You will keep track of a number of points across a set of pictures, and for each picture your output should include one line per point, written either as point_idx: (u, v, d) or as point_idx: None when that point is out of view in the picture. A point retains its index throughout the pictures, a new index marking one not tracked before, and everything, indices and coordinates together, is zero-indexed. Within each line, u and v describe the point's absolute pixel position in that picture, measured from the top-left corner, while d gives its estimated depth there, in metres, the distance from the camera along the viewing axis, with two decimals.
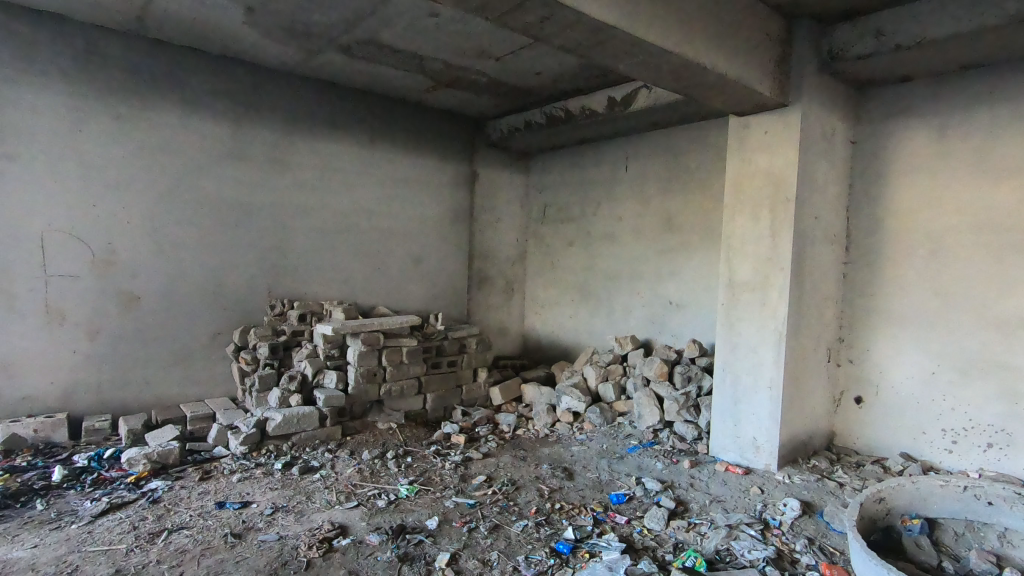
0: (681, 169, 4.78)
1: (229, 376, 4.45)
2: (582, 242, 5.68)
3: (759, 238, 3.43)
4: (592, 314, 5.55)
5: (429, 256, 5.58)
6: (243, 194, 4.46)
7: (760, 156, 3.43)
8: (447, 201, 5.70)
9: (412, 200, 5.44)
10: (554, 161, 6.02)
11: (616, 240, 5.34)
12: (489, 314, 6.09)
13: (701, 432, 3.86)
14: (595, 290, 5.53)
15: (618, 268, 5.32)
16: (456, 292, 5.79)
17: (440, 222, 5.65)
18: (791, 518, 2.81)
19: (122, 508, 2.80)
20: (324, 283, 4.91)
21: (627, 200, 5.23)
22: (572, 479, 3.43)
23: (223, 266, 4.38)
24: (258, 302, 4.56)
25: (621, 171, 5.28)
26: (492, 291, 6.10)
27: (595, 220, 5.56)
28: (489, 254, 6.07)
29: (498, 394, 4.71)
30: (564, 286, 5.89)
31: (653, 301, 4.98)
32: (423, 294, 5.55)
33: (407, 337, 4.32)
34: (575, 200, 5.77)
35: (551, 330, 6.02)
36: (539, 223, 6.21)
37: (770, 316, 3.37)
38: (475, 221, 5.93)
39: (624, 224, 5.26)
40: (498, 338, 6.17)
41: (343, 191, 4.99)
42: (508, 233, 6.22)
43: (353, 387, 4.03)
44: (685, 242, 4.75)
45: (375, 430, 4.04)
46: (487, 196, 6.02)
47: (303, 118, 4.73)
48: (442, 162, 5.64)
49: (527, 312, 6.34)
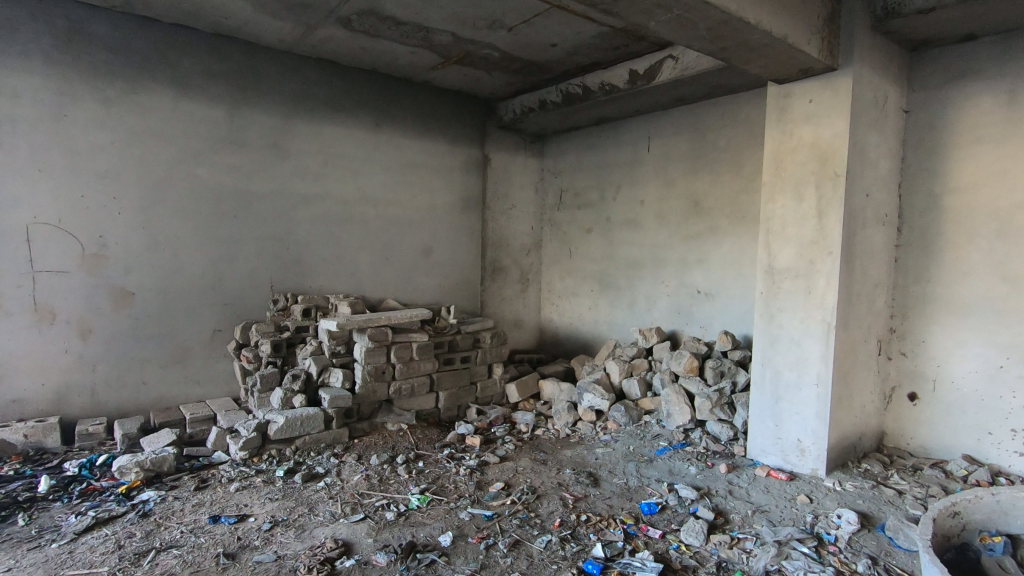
0: (709, 147, 4.42)
1: (232, 375, 4.22)
2: (602, 229, 5.36)
3: (803, 220, 3.09)
4: (613, 304, 5.25)
5: (439, 246, 5.30)
6: (242, 183, 4.21)
7: (804, 128, 3.08)
8: (457, 187, 5.40)
9: (421, 187, 5.15)
10: (570, 143, 5.69)
11: (638, 226, 5.00)
12: (504, 306, 5.80)
13: (737, 432, 3.55)
14: (616, 280, 5.21)
15: (640, 255, 5.00)
16: (468, 284, 5.51)
17: (451, 211, 5.36)
18: (849, 533, 2.50)
19: (108, 523, 2.57)
20: (330, 276, 4.66)
21: (650, 182, 4.89)
22: (598, 485, 3.14)
23: (222, 259, 4.14)
24: (260, 297, 4.32)
25: (643, 152, 4.93)
26: (506, 282, 5.81)
27: (615, 205, 5.22)
28: (503, 243, 5.77)
29: (515, 391, 4.44)
30: (582, 275, 5.58)
31: (679, 291, 4.65)
32: (434, 286, 5.28)
33: (418, 332, 4.05)
34: (593, 184, 5.44)
35: (569, 323, 5.72)
36: (555, 210, 5.90)
37: (817, 306, 3.03)
38: (488, 209, 5.63)
39: (647, 209, 4.92)
40: (514, 331, 5.89)
41: (347, 178, 4.72)
42: (523, 221, 5.91)
43: (360, 387, 3.78)
44: (714, 227, 4.40)
45: (384, 432, 3.79)
46: (500, 182, 5.71)
47: (304, 101, 4.45)
48: (452, 147, 5.34)
49: (544, 303, 6.04)
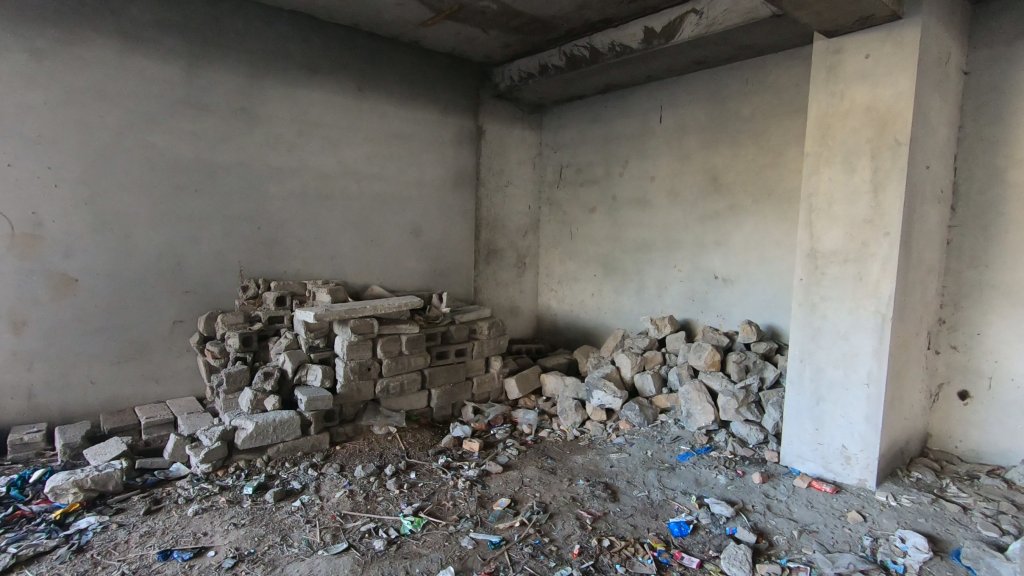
0: (731, 117, 3.99)
1: (196, 372, 3.74)
2: (607, 208, 4.92)
3: (854, 196, 2.68)
4: (618, 290, 4.83)
5: (430, 227, 4.82)
6: (203, 153, 3.67)
7: (859, 89, 2.65)
8: (449, 162, 4.90)
9: (409, 161, 4.65)
10: (572, 114, 5.21)
11: (648, 206, 4.57)
12: (499, 292, 5.36)
13: (768, 435, 3.18)
14: (622, 264, 4.80)
15: (650, 237, 4.57)
16: (461, 269, 5.05)
17: (442, 188, 4.87)
18: (920, 564, 2.15)
19: (32, 564, 2.11)
20: (308, 260, 4.16)
21: (663, 157, 4.44)
22: (617, 500, 2.75)
23: (182, 240, 3.62)
24: (227, 284, 3.81)
25: (655, 123, 4.48)
26: (502, 266, 5.36)
27: (622, 183, 4.78)
28: (498, 224, 5.30)
29: (515, 386, 4.01)
30: (585, 259, 5.15)
31: (694, 276, 4.25)
32: (423, 271, 4.81)
33: (408, 324, 3.59)
34: (598, 160, 4.98)
35: (570, 310, 5.31)
36: (555, 187, 5.43)
37: (869, 295, 2.64)
38: (482, 186, 5.15)
39: (658, 186, 4.49)
40: (510, 319, 5.46)
41: (326, 148, 4.20)
42: (520, 199, 5.45)
43: (342, 386, 3.32)
44: (735, 205, 3.99)
45: (370, 436, 3.35)
46: (495, 157, 5.23)
47: (275, 60, 3.91)
48: (443, 116, 4.82)
49: (542, 289, 5.61)
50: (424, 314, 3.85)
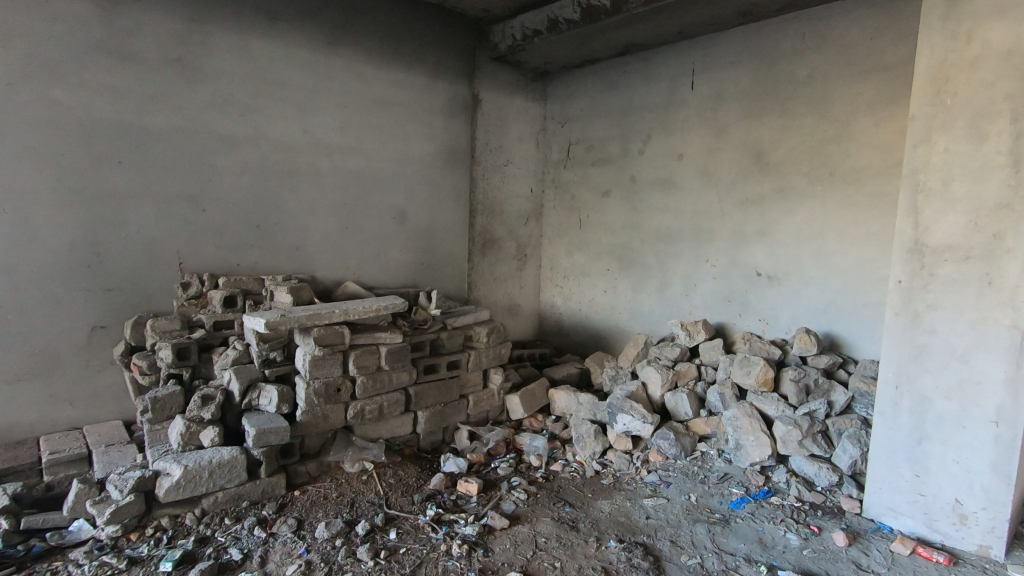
0: (782, 80, 3.29)
1: (123, 390, 3.00)
2: (624, 192, 4.22)
3: (984, 172, 2.00)
4: (636, 287, 4.16)
5: (416, 212, 4.09)
6: (128, 115, 2.90)
7: (995, 28, 1.96)
8: (439, 135, 4.17)
9: (391, 133, 3.91)
10: (583, 82, 4.48)
11: (674, 189, 3.88)
12: (496, 288, 4.66)
13: (841, 476, 2.53)
14: (641, 256, 4.12)
15: (677, 226, 3.88)
16: (453, 262, 4.34)
17: (430, 166, 4.14)
18: None
19: None
20: (267, 250, 3.43)
21: (693, 131, 3.75)
22: (662, 572, 2.08)
23: (101, 225, 2.86)
24: (163, 280, 3.06)
25: (685, 90, 3.78)
26: (500, 258, 4.65)
27: (642, 162, 4.08)
28: (496, 210, 4.59)
29: (519, 405, 3.33)
30: (596, 251, 4.46)
31: (731, 272, 3.59)
32: (408, 263, 4.09)
33: (388, 332, 2.88)
34: (613, 135, 4.27)
35: (578, 309, 4.63)
36: (561, 167, 4.72)
37: (1002, 305, 1.98)
38: (478, 165, 4.43)
39: (687, 166, 3.79)
40: (509, 319, 4.77)
41: (289, 115, 3.44)
42: (521, 181, 4.73)
43: (303, 413, 2.61)
44: (785, 188, 3.31)
45: (339, 476, 2.64)
46: (493, 131, 4.49)
47: (223, 1, 3.13)
48: (432, 80, 4.07)
49: (545, 284, 4.92)
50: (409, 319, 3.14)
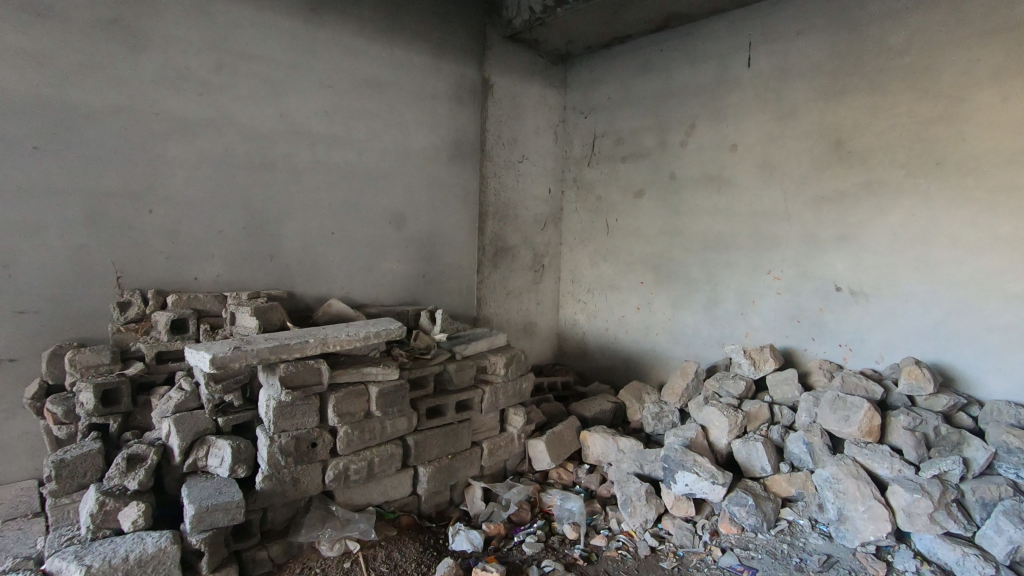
0: (868, 51, 2.68)
1: (38, 441, 2.33)
2: (661, 191, 3.58)
3: None
4: (678, 304, 3.52)
5: (417, 216, 3.46)
6: (47, 89, 2.26)
7: None
8: (443, 125, 3.54)
9: (387, 122, 3.28)
10: (610, 65, 3.87)
11: (725, 186, 3.25)
12: (510, 304, 4.00)
13: (997, 566, 1.87)
14: (684, 267, 3.48)
15: (729, 231, 3.24)
16: (460, 274, 3.70)
17: (433, 161, 3.51)
18: None
19: None
20: (234, 262, 2.78)
21: (750, 117, 3.12)
22: None
23: (8, 230, 2.21)
24: (94, 301, 2.40)
25: (739, 69, 3.16)
26: (514, 270, 4.01)
27: (684, 156, 3.45)
28: (510, 213, 3.94)
29: (545, 453, 2.66)
30: (628, 261, 3.81)
31: (801, 286, 2.95)
32: (407, 276, 3.44)
33: (379, 366, 2.21)
34: (648, 125, 3.65)
35: (605, 328, 3.98)
36: (584, 164, 4.09)
37: None
38: (489, 161, 3.80)
39: (743, 159, 3.16)
40: (524, 340, 4.11)
41: (262, 95, 2.81)
42: (538, 180, 4.09)
43: (264, 480, 1.94)
44: (874, 182, 2.68)
45: (314, 564, 1.98)
46: (506, 122, 3.87)
47: None
48: (436, 60, 3.45)
49: (565, 300, 4.28)
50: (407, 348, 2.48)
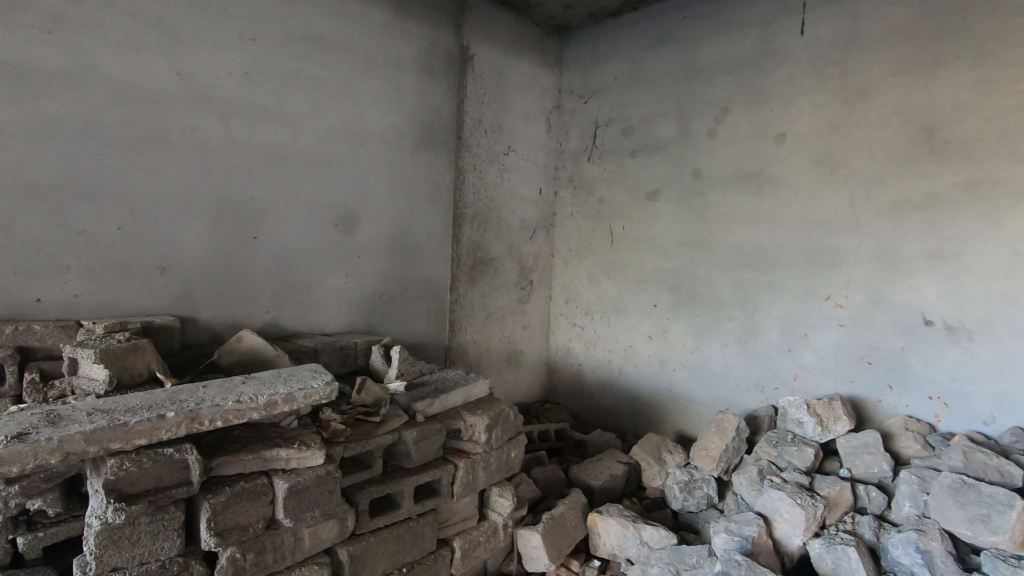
0: (976, 9, 2.03)
1: None
2: (682, 193, 2.88)
3: None
4: (703, 335, 2.81)
5: (373, 217, 2.67)
6: None
7: None
8: (410, 103, 2.77)
9: (336, 93, 2.50)
10: (618, 38, 3.17)
11: (769, 187, 2.56)
12: (491, 330, 3.24)
13: None
14: (712, 289, 2.77)
15: (774, 244, 2.55)
16: (429, 293, 2.92)
17: (397, 148, 2.74)
18: None
19: None
20: (101, 276, 1.95)
21: (805, 99, 2.44)
22: None
23: None
24: None
25: (790, 37, 2.49)
26: (497, 287, 3.25)
27: (712, 149, 2.76)
28: (493, 217, 3.19)
29: (543, 551, 1.89)
30: (637, 278, 3.10)
31: (873, 318, 2.27)
32: (359, 296, 2.65)
33: (292, 448, 1.40)
34: (665, 111, 2.95)
35: (607, 360, 3.25)
36: (583, 160, 3.37)
37: None
38: (468, 151, 3.04)
39: (794, 153, 2.48)
40: (506, 374, 3.35)
41: (149, 41, 2.00)
42: (527, 178, 3.35)
43: None
44: (982, 181, 2.02)
45: None
46: (490, 104, 3.12)
47: None
48: (402, 18, 2.69)
49: (557, 323, 3.53)
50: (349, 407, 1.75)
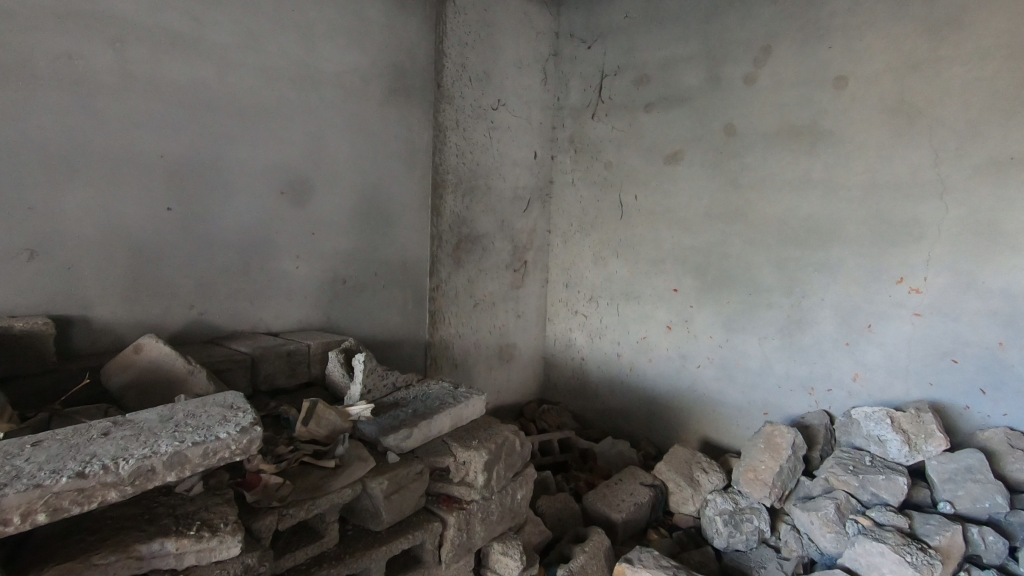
0: None
1: None
2: (710, 154, 2.38)
3: None
4: (737, 325, 2.35)
5: (333, 184, 2.11)
6: None
7: None
8: (377, 39, 2.19)
9: (277, 19, 1.90)
10: None
11: (824, 145, 2.08)
12: (479, 320, 2.73)
13: None
14: (748, 270, 2.30)
15: (828, 215, 2.08)
16: (405, 279, 2.39)
17: (361, 96, 2.16)
18: None
19: None
20: None
21: (874, 31, 1.95)
22: None
23: None
24: None
25: None
26: (486, 269, 2.73)
27: (750, 99, 2.26)
28: (481, 186, 2.65)
29: None
30: (653, 257, 2.61)
31: (962, 306, 1.82)
32: (316, 284, 2.10)
33: (186, 538, 0.88)
34: (690, 54, 2.43)
35: (616, 354, 2.78)
36: (585, 117, 2.84)
37: None
38: (450, 104, 2.48)
39: (859, 100, 1.99)
40: (498, 370, 2.85)
41: None
42: (520, 139, 2.81)
43: None
44: None
45: None
46: (476, 46, 2.55)
47: None
48: None
49: (555, 311, 3.04)
50: (299, 449, 1.24)
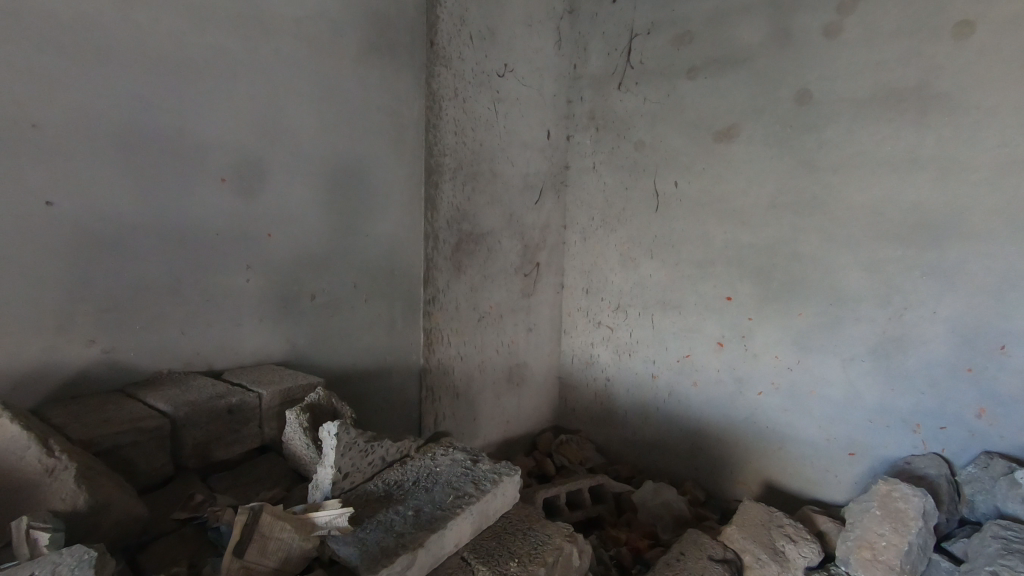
0: None
1: None
2: (776, 129, 1.89)
3: None
4: (813, 343, 1.87)
5: (293, 169, 1.57)
6: None
7: None
8: None
9: None
10: None
11: (938, 113, 1.60)
12: (484, 337, 2.22)
13: None
14: (829, 274, 1.82)
15: (943, 203, 1.60)
16: (393, 291, 1.87)
17: (331, 51, 1.62)
18: None
19: None
20: None
21: None
22: None
23: None
24: None
25: None
26: (493, 275, 2.21)
27: (833, 57, 1.77)
28: (486, 172, 2.13)
29: None
30: (699, 259, 2.12)
31: None
32: (276, 304, 1.57)
33: None
34: (749, 4, 1.93)
35: (650, 375, 2.29)
36: (609, 88, 2.33)
37: None
38: (447, 67, 1.95)
39: (990, 52, 1.51)
40: (507, 397, 2.35)
41: None
42: (532, 115, 2.29)
43: None
44: None
45: None
46: None
47: None
48: None
49: (573, 322, 2.55)
50: None
